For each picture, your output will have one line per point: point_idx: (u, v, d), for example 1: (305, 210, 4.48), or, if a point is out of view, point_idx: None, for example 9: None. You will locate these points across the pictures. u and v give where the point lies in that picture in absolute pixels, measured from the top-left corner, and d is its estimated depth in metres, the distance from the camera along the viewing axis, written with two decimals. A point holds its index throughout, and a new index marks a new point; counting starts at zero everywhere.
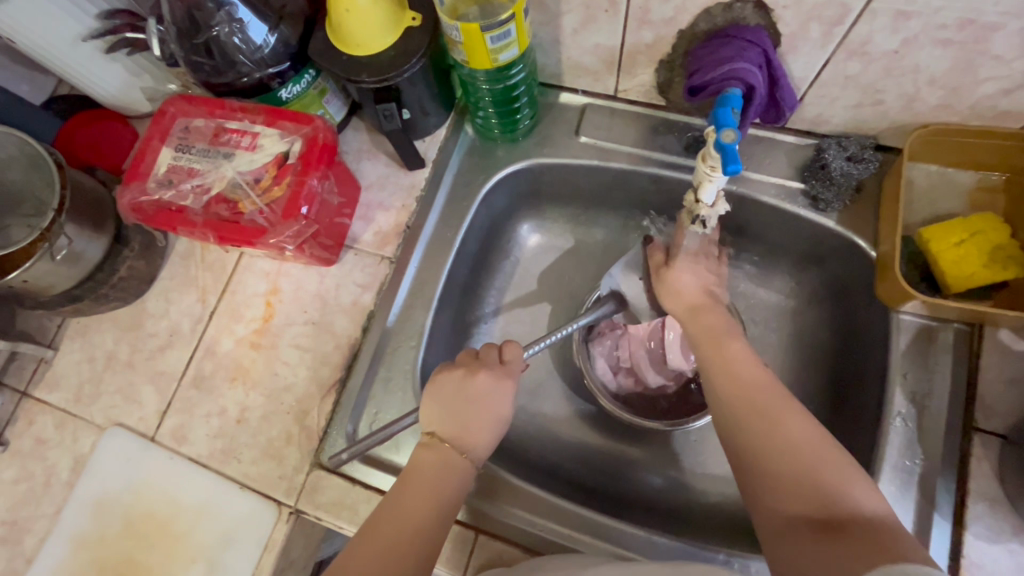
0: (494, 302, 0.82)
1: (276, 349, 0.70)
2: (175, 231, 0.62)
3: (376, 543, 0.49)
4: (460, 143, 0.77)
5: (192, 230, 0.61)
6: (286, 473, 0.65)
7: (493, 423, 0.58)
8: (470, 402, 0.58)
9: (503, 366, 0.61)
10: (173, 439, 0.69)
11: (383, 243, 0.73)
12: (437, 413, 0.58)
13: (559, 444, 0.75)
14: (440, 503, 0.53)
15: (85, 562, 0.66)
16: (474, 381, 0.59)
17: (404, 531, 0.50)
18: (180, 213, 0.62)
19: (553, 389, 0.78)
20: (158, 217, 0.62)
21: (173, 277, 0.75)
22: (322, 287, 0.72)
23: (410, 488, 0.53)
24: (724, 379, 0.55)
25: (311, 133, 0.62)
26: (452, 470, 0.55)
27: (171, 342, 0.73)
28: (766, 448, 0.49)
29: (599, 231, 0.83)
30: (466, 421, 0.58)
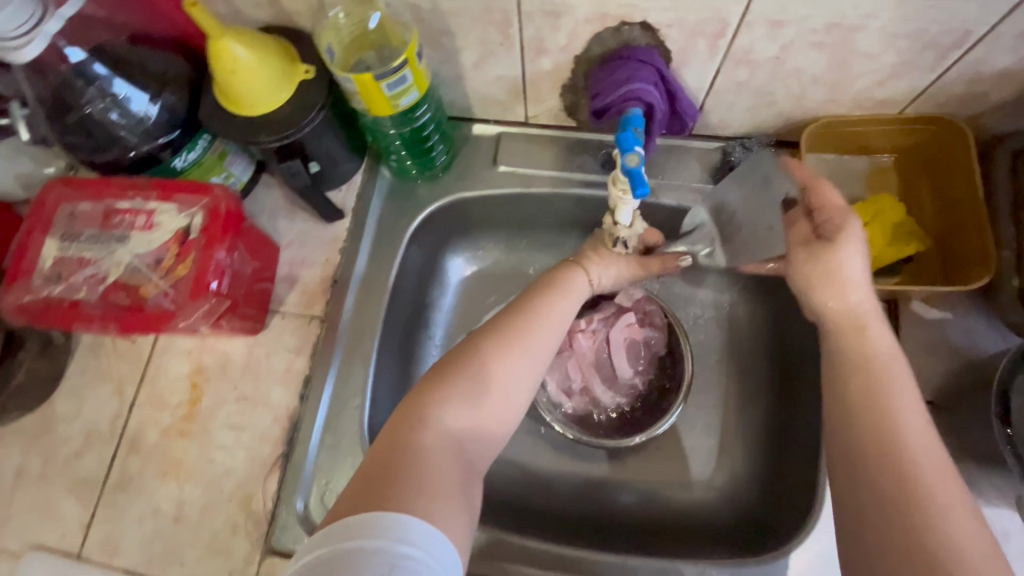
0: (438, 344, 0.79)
1: (209, 433, 0.65)
2: (71, 327, 0.57)
3: (507, 327, 0.54)
4: (379, 188, 0.75)
5: (92, 325, 0.56)
6: (237, 566, 0.61)
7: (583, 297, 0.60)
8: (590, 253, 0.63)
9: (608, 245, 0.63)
10: (102, 552, 0.62)
11: (310, 302, 0.70)
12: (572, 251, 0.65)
13: (524, 475, 0.73)
14: (558, 316, 0.57)
15: None
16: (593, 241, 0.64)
17: (526, 351, 0.53)
18: (74, 308, 0.56)
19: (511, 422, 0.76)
20: (48, 315, 0.56)
21: (83, 372, 0.69)
22: (251, 358, 0.68)
23: (536, 294, 0.58)
24: (866, 431, 0.43)
25: (212, 203, 0.58)
26: (562, 303, 0.58)
27: (88, 444, 0.66)
28: (909, 529, 0.38)
29: (532, 253, 0.82)
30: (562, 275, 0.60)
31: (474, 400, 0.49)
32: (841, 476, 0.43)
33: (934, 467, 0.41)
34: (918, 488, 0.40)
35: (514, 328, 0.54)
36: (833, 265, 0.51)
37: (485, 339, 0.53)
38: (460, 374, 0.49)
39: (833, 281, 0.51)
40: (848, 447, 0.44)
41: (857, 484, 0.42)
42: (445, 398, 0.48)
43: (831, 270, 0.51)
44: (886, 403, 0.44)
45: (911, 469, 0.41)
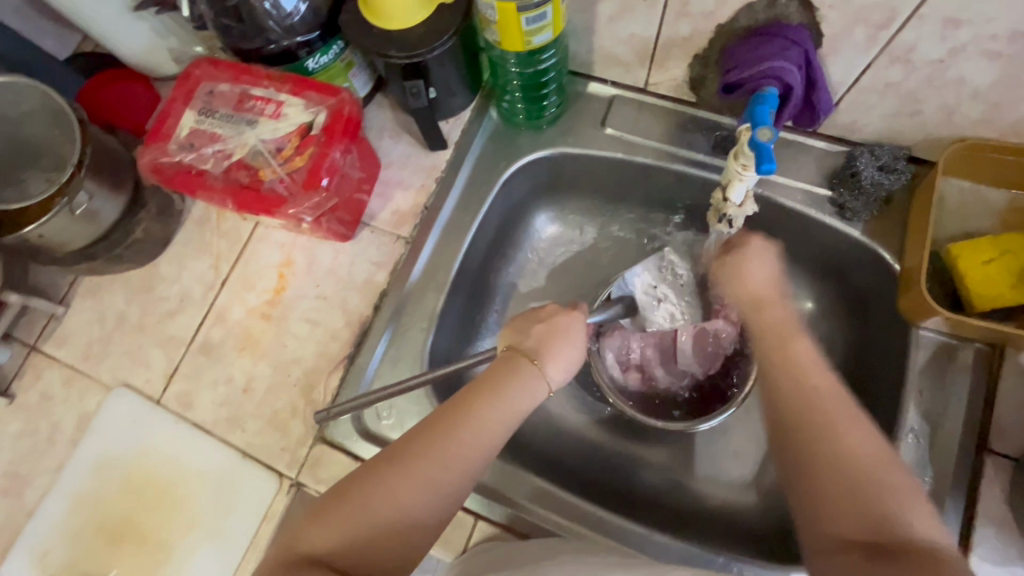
0: (508, 290, 0.81)
1: (287, 322, 0.70)
2: (193, 194, 0.61)
3: (418, 448, 0.49)
4: (483, 128, 0.76)
5: (211, 195, 0.60)
6: (289, 445, 0.65)
7: (570, 340, 0.60)
8: (531, 338, 0.59)
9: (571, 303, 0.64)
10: (177, 404, 0.69)
11: (399, 222, 0.72)
12: (518, 332, 0.60)
13: (561, 438, 0.74)
14: (487, 426, 0.52)
15: (84, 522, 0.65)
16: (545, 309, 0.62)
17: (436, 471, 0.49)
18: (199, 177, 0.61)
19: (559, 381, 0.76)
20: (177, 179, 0.61)
21: (188, 243, 0.75)
22: (336, 262, 0.71)
23: (473, 395, 0.53)
24: (790, 380, 0.51)
25: (337, 105, 0.60)
26: (499, 409, 0.52)
27: (182, 306, 0.72)
28: (818, 452, 0.46)
29: (616, 227, 0.82)
30: (546, 339, 0.59)
31: (385, 543, 0.46)
32: (774, 423, 0.50)
33: (840, 405, 0.48)
34: (829, 415, 0.48)
35: (430, 443, 0.50)
36: (742, 267, 0.60)
37: (394, 453, 0.50)
38: (349, 505, 0.47)
39: (739, 277, 0.60)
40: (768, 390, 0.51)
41: (785, 425, 0.49)
42: (329, 527, 0.46)
43: (735, 272, 0.60)
44: (793, 355, 0.52)
45: (814, 406, 0.48)
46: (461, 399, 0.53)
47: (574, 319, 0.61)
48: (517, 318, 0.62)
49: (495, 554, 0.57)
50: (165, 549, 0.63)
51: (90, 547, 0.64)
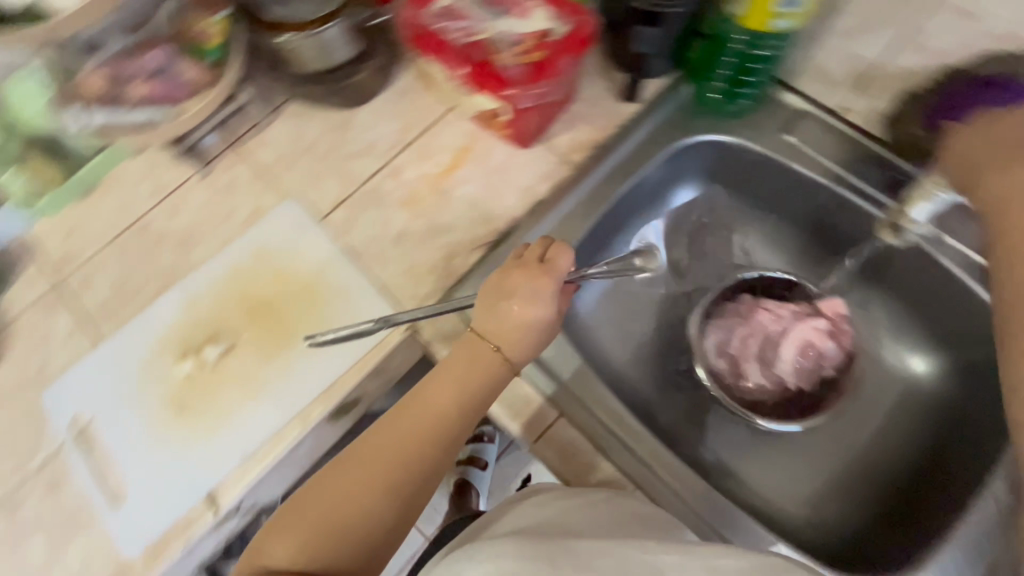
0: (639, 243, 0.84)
1: (450, 195, 0.77)
2: (431, 57, 0.70)
3: (380, 447, 0.58)
4: (674, 97, 0.80)
5: (448, 62, 0.69)
6: (419, 295, 0.72)
7: (533, 315, 0.62)
8: (493, 319, 0.62)
9: (541, 266, 0.64)
10: (335, 227, 0.76)
11: (575, 149, 0.79)
12: (479, 314, 0.63)
13: (638, 390, 0.79)
14: (443, 413, 0.60)
15: (232, 290, 0.74)
16: (510, 278, 0.63)
17: (394, 464, 0.57)
18: (442, 44, 0.69)
19: (654, 343, 0.82)
20: (423, 40, 0.69)
21: (387, 102, 0.84)
22: (508, 162, 0.78)
23: (434, 384, 0.61)
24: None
25: (577, 23, 0.67)
26: (452, 395, 0.60)
27: (365, 151, 0.81)
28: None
29: (752, 231, 0.86)
30: (513, 327, 0.62)
31: (356, 531, 0.54)
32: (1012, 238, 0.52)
33: None
34: None
35: (389, 441, 0.58)
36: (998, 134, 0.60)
37: (355, 455, 0.58)
38: (315, 504, 0.55)
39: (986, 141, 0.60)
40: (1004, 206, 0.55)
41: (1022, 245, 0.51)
42: (298, 526, 0.54)
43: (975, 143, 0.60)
44: None
45: None
46: (419, 393, 0.61)
47: (535, 301, 0.62)
48: (485, 295, 0.64)
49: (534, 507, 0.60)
50: (289, 336, 0.71)
51: (229, 308, 0.73)
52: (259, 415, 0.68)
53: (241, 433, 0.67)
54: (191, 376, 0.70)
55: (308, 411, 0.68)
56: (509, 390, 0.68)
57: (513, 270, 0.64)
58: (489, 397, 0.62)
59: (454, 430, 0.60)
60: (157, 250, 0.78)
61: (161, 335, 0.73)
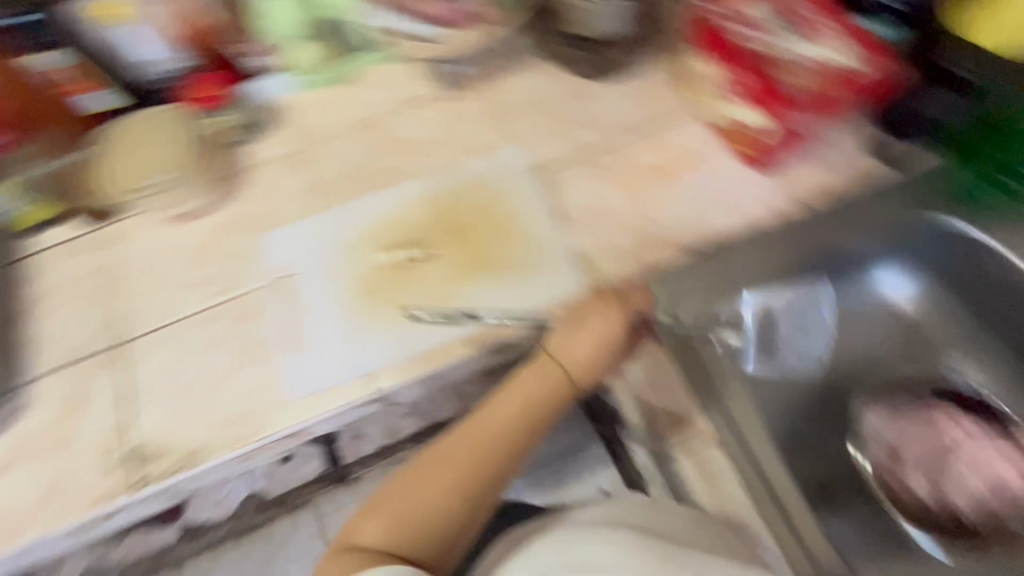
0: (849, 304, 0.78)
1: (667, 193, 0.78)
2: (716, 54, 0.74)
3: (456, 451, 0.62)
4: (932, 169, 0.75)
5: (730, 66, 0.73)
6: (611, 273, 0.74)
7: (601, 343, 0.66)
8: (564, 342, 0.67)
9: (617, 304, 0.67)
10: (551, 183, 0.79)
11: (809, 191, 0.76)
12: (553, 339, 0.67)
13: (780, 434, 0.68)
14: (514, 421, 0.64)
15: (441, 204, 0.79)
16: (589, 314, 0.67)
17: (468, 465, 0.61)
18: (732, 48, 0.73)
19: (804, 395, 0.73)
20: (714, 39, 0.75)
21: (634, 86, 0.85)
22: (736, 180, 0.77)
23: (505, 395, 0.65)
24: None
25: (875, 70, 0.70)
26: (518, 402, 0.65)
27: (599, 124, 0.83)
28: None
29: (942, 333, 0.78)
30: (586, 353, 0.66)
31: (438, 520, 0.59)
32: None
33: None
34: None
35: (462, 444, 0.63)
36: None
37: (434, 454, 0.62)
38: (403, 490, 0.60)
39: None
40: None
41: None
42: (386, 510, 0.59)
43: None
44: None
45: None
46: (491, 403, 0.65)
47: (603, 333, 0.66)
48: (563, 324, 0.68)
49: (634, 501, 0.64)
50: (480, 263, 0.75)
51: (420, 227, 0.78)
52: (435, 325, 0.72)
53: (415, 332, 0.72)
54: (388, 267, 0.76)
55: (477, 337, 0.71)
56: (669, 395, 0.66)
57: (591, 304, 0.68)
58: (554, 413, 0.66)
59: (523, 437, 0.64)
60: (386, 149, 0.86)
61: (371, 221, 0.79)
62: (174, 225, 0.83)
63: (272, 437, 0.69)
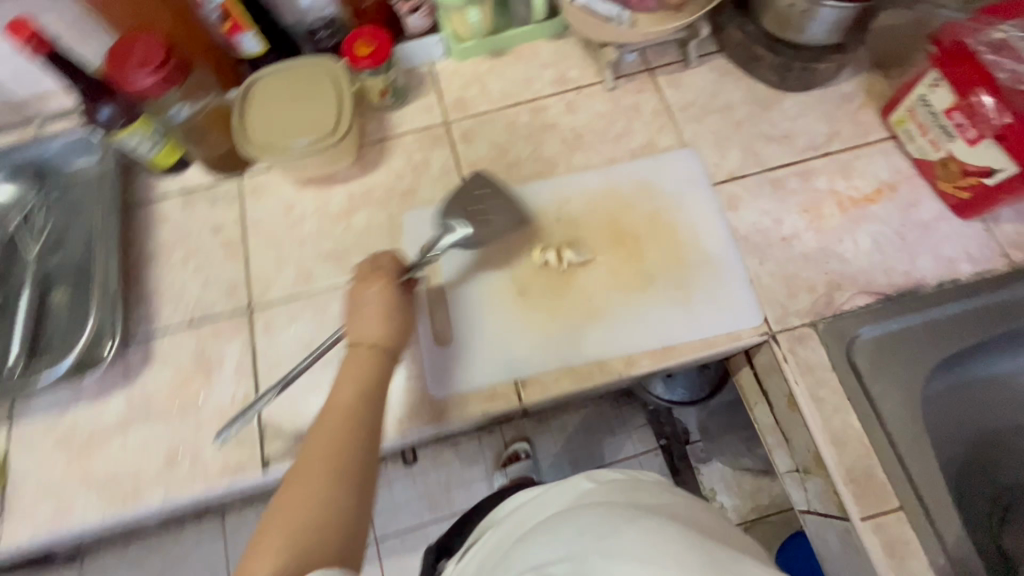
0: (1016, 370, 0.76)
1: (855, 226, 0.71)
2: (961, 91, 0.63)
3: (308, 471, 0.48)
4: None
5: (980, 106, 0.61)
6: (788, 306, 0.68)
7: (387, 301, 0.60)
8: (357, 325, 0.60)
9: (379, 266, 0.63)
10: (725, 199, 0.74)
11: (1016, 245, 0.69)
12: (355, 330, 0.60)
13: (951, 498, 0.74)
14: (356, 403, 0.53)
15: (605, 209, 0.74)
16: (364, 292, 0.61)
17: (329, 459, 0.48)
18: (986, 80, 0.61)
19: (964, 464, 0.76)
20: (964, 70, 0.62)
21: (821, 102, 0.78)
22: (933, 223, 0.71)
23: (336, 391, 0.55)
24: None
25: None
26: (354, 384, 0.55)
27: (780, 140, 0.77)
28: None
29: None
30: (378, 316, 0.59)
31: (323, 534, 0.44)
32: None
33: None
34: None
35: (316, 448, 0.49)
36: None
37: (294, 480, 0.47)
38: (276, 528, 0.44)
39: None
40: None
41: None
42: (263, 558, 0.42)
43: None
44: None
45: None
46: (330, 400, 0.54)
47: (381, 297, 0.60)
48: (348, 309, 0.62)
49: (627, 489, 0.53)
50: (646, 278, 0.70)
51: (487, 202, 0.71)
52: (587, 339, 0.68)
53: (568, 344, 0.68)
54: (542, 269, 0.71)
55: (637, 359, 0.67)
56: (850, 452, 0.62)
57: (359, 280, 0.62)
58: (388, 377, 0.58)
59: (371, 411, 0.53)
60: (546, 136, 0.80)
61: (525, 216, 0.74)
62: (313, 189, 0.79)
63: (412, 432, 0.66)
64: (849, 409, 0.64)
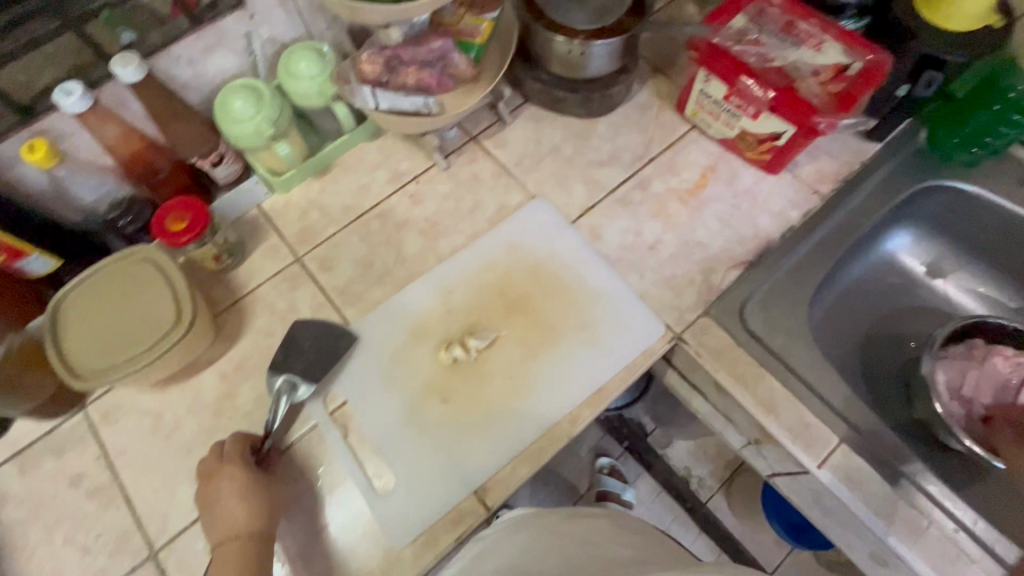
0: (860, 274, 0.89)
1: (700, 212, 0.79)
2: (729, 79, 0.73)
3: None
4: (910, 144, 0.84)
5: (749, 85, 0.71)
6: (680, 306, 0.73)
7: (240, 487, 0.59)
8: (213, 522, 0.58)
9: (222, 453, 0.62)
10: (588, 232, 0.78)
11: (820, 181, 0.81)
12: (214, 530, 0.58)
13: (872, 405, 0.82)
14: None
15: (486, 283, 0.74)
16: (213, 486, 0.60)
17: None
18: (743, 67, 0.72)
19: (866, 368, 0.86)
20: (723, 62, 0.73)
21: (628, 117, 0.86)
22: (755, 186, 0.81)
23: None
24: None
25: (876, 61, 0.69)
26: None
27: (610, 162, 0.83)
28: None
29: (946, 282, 0.91)
30: (235, 504, 0.58)
31: None
32: None
33: None
34: None
35: None
36: None
37: None
38: None
39: None
40: None
41: None
42: None
43: None
44: None
45: None
46: None
47: (235, 486, 0.59)
48: (203, 511, 0.59)
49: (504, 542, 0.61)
50: (551, 333, 0.71)
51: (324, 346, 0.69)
52: (524, 415, 0.67)
53: (508, 428, 0.66)
54: (453, 369, 0.69)
55: (577, 414, 0.67)
56: (783, 412, 0.67)
57: (207, 478, 0.61)
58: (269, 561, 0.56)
59: None
60: (404, 234, 0.79)
61: (415, 324, 0.72)
62: (175, 386, 0.70)
63: None
64: (767, 374, 0.69)
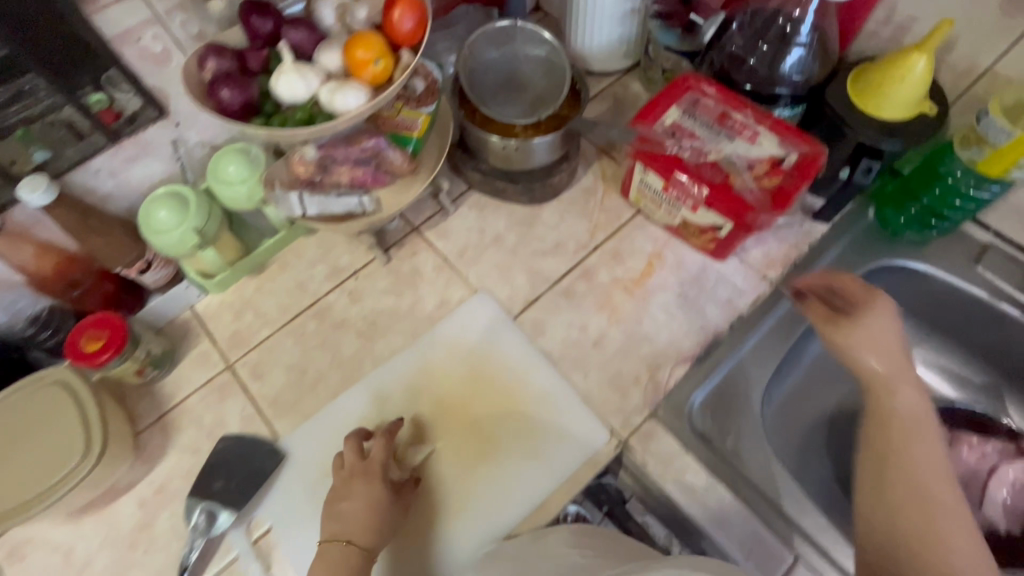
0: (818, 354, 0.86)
1: (646, 303, 0.77)
2: (664, 173, 0.72)
3: None
4: (858, 223, 0.82)
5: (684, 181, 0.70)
6: (626, 408, 0.70)
7: (373, 500, 0.60)
8: (336, 520, 0.60)
9: (362, 460, 0.63)
10: (530, 328, 0.75)
11: (768, 266, 0.79)
12: (335, 524, 0.60)
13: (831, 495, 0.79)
14: None
15: (424, 386, 0.72)
16: (350, 488, 0.61)
17: None
18: (677, 161, 0.71)
19: (827, 454, 0.83)
20: (657, 156, 0.72)
21: (573, 202, 0.85)
22: (702, 274, 0.79)
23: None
24: None
25: (810, 153, 0.69)
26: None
27: (554, 251, 0.81)
28: None
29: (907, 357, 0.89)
30: (365, 510, 0.59)
31: None
32: None
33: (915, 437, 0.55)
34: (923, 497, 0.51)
35: None
36: None
37: None
38: None
39: None
40: None
41: None
42: None
43: None
44: None
45: None
46: None
47: (369, 493, 0.60)
48: (330, 505, 0.61)
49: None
50: (490, 441, 0.68)
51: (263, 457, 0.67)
52: (459, 533, 0.64)
53: (446, 545, 0.64)
54: None
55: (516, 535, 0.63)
56: (734, 526, 0.64)
57: (352, 473, 0.62)
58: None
59: None
60: (341, 335, 0.76)
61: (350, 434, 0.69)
62: (91, 515, 0.65)
63: None
64: (718, 484, 0.65)
